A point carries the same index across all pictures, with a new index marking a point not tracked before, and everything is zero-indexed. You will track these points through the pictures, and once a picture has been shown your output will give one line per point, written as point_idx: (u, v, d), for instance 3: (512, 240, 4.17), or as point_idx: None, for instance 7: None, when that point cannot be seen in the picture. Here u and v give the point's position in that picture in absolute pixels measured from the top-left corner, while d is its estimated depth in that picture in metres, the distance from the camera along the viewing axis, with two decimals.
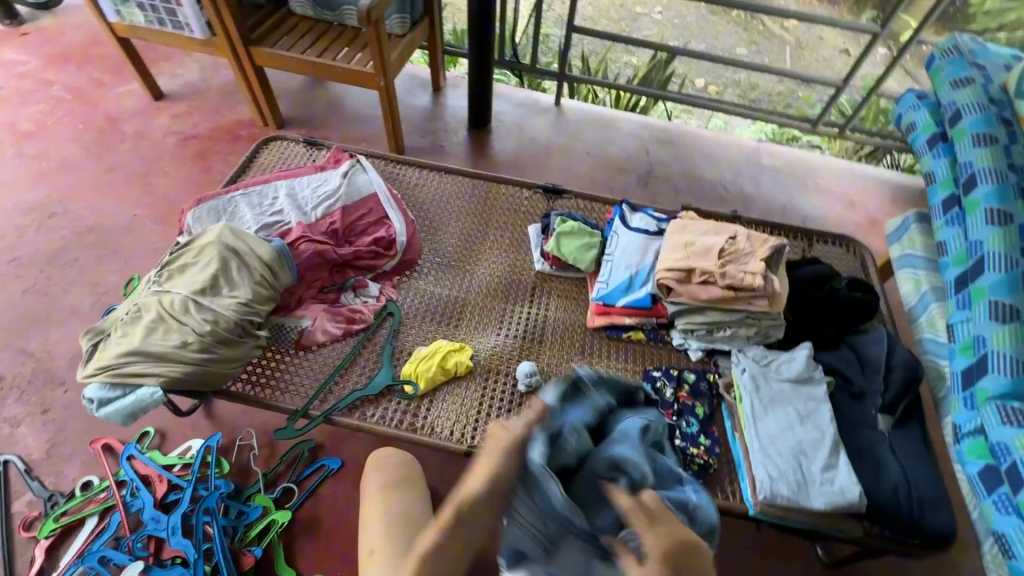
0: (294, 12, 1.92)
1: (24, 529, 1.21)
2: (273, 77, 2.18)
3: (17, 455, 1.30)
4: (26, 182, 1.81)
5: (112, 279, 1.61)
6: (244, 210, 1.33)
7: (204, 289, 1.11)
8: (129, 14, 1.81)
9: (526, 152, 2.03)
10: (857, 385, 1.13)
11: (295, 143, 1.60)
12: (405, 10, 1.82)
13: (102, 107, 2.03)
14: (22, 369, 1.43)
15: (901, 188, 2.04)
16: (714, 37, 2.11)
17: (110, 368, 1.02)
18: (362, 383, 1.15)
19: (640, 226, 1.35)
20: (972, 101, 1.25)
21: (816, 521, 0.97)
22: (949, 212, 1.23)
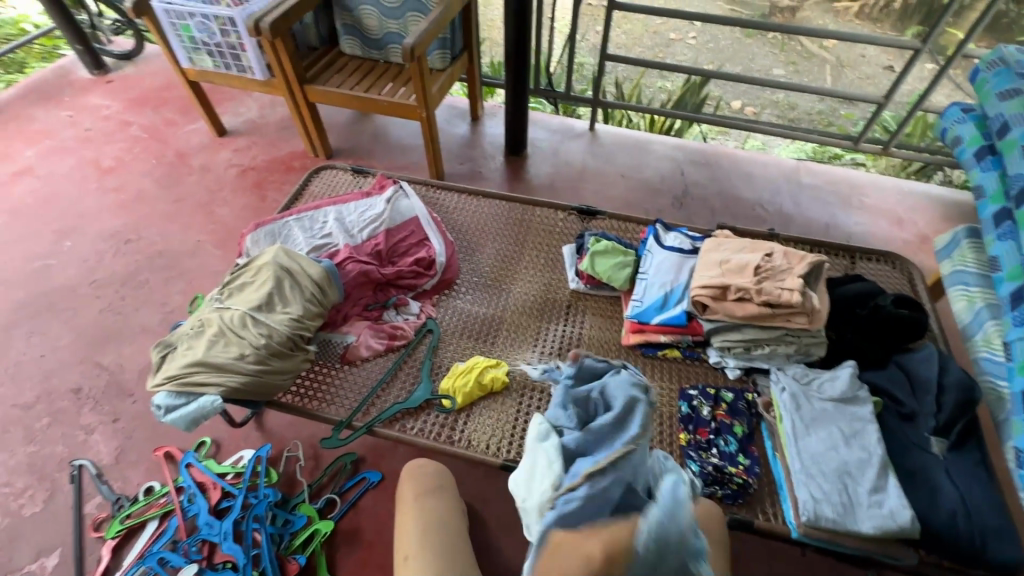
0: (345, 52, 2.07)
1: (94, 529, 1.31)
2: (325, 112, 2.35)
3: (90, 460, 1.41)
4: (107, 212, 2.00)
5: (177, 299, 1.74)
6: (297, 233, 1.43)
7: (261, 305, 1.20)
8: (200, 60, 2.01)
9: (560, 175, 2.08)
10: (907, 406, 1.09)
11: (343, 172, 1.71)
12: (446, 46, 1.94)
13: (174, 143, 2.24)
14: (97, 380, 1.57)
15: (952, 204, 1.96)
16: (748, 59, 2.13)
17: (176, 378, 1.11)
18: (403, 396, 1.20)
19: (674, 245, 1.36)
20: (1022, 112, 1.21)
21: (865, 547, 0.93)
22: (1001, 226, 1.18)
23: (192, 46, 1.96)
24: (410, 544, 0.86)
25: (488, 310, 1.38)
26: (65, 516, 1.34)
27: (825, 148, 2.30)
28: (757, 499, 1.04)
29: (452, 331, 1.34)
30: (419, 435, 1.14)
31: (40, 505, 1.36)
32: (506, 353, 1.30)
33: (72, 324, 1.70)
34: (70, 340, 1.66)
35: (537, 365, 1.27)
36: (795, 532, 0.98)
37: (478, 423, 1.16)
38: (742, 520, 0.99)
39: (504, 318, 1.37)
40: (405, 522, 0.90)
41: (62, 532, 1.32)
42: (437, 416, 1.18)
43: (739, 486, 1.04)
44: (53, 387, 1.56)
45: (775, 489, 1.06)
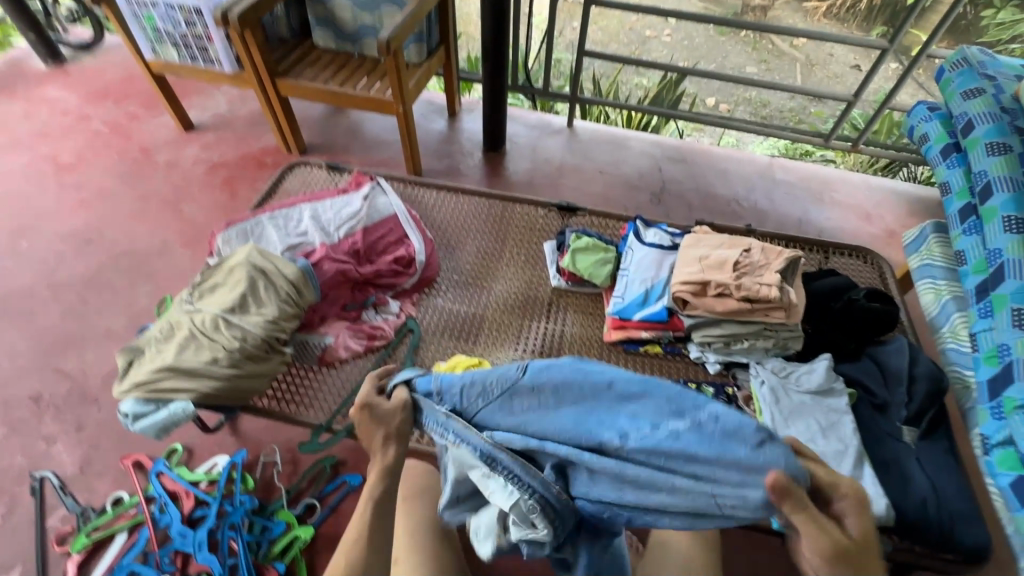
0: (317, 44, 2.01)
1: (58, 543, 1.25)
2: (297, 107, 2.28)
3: (53, 471, 1.34)
4: (66, 211, 1.91)
5: (143, 301, 1.68)
6: (271, 232, 1.39)
7: (233, 307, 1.16)
8: (164, 52, 1.93)
9: (539, 172, 2.07)
10: (879, 396, 1.12)
11: (318, 168, 1.66)
12: (423, 40, 1.90)
13: (138, 138, 2.15)
14: (58, 388, 1.49)
15: (917, 199, 2.02)
16: (723, 57, 2.16)
17: (144, 384, 1.06)
18: None
19: (655, 241, 1.37)
20: (985, 111, 1.25)
21: None
22: (966, 221, 1.22)
23: (156, 37, 1.88)
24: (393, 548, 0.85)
25: (469, 308, 1.37)
26: (27, 531, 1.27)
27: (797, 145, 2.35)
28: None
29: (433, 330, 1.32)
30: None
31: None
32: (488, 351, 1.29)
33: (30, 328, 1.61)
34: (29, 346, 1.58)
35: (520, 364, 1.27)
36: (775, 523, 0.98)
37: None
38: None
39: (485, 316, 1.36)
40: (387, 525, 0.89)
41: (23, 548, 1.25)
42: None
43: None
44: (10, 396, 1.48)
45: None
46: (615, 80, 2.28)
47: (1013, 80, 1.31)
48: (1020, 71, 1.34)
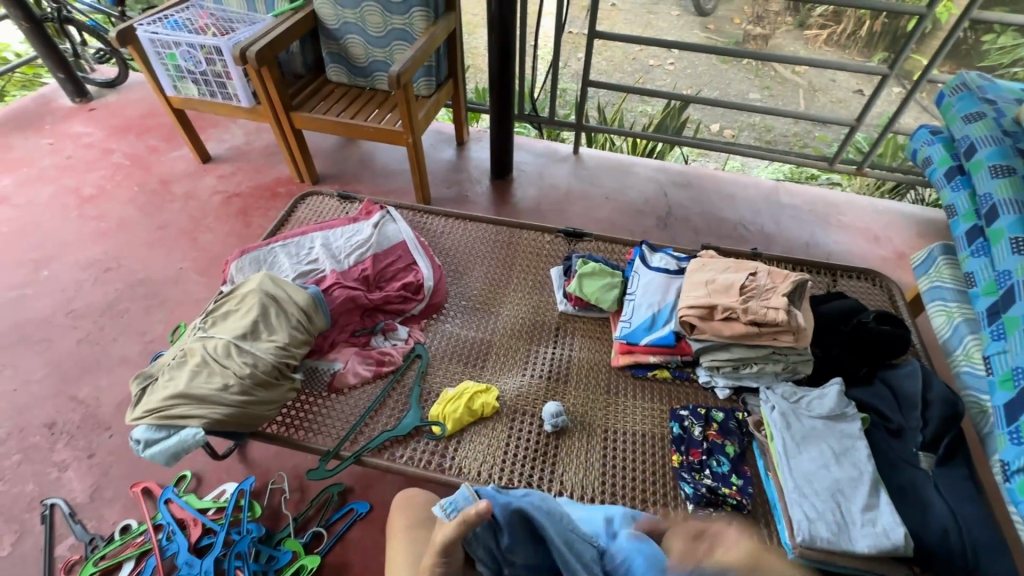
0: (331, 79, 2.09)
1: (66, 572, 1.25)
2: (311, 138, 2.36)
3: (63, 498, 1.35)
4: (86, 240, 1.97)
5: (158, 328, 1.71)
6: (284, 259, 1.42)
7: (245, 334, 1.18)
8: (185, 89, 2.01)
9: (546, 199, 2.10)
10: (894, 422, 1.10)
11: (330, 198, 1.71)
12: (432, 74, 1.97)
13: (157, 170, 2.22)
14: (72, 414, 1.51)
15: (925, 221, 2.02)
16: (725, 84, 2.21)
17: (156, 411, 1.07)
18: (391, 425, 1.18)
19: (660, 266, 1.38)
20: (986, 134, 1.26)
21: (860, 566, 0.92)
22: (974, 243, 1.22)
23: (177, 75, 1.97)
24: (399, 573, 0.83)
25: (477, 333, 1.38)
26: (35, 560, 1.27)
27: (803, 169, 2.36)
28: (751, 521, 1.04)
29: (440, 356, 1.33)
30: (408, 464, 1.11)
31: (8, 548, 1.29)
32: (495, 377, 1.29)
33: (48, 355, 1.65)
34: (45, 373, 1.60)
35: (527, 389, 1.26)
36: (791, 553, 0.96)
37: (468, 451, 1.14)
38: None
39: (493, 341, 1.36)
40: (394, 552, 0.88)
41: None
42: (426, 443, 1.15)
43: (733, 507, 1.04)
44: (26, 422, 1.50)
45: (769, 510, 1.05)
46: (619, 108, 2.34)
47: (1014, 103, 1.32)
48: (1020, 94, 1.36)
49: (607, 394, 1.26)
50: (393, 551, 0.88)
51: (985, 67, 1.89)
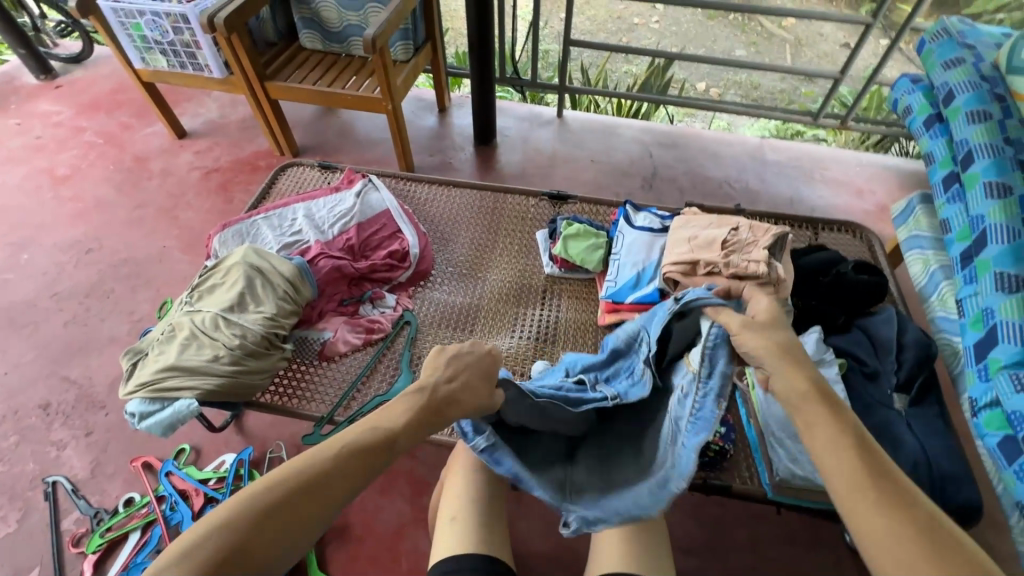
0: (305, 46, 2.03)
1: (73, 545, 1.28)
2: (288, 109, 2.30)
3: (65, 476, 1.37)
4: (65, 222, 1.93)
5: (145, 307, 1.70)
6: (266, 231, 1.41)
7: (232, 305, 1.19)
8: (153, 60, 1.94)
9: (531, 163, 2.08)
10: (870, 365, 1.13)
11: (311, 168, 1.68)
12: (409, 37, 1.91)
13: (132, 148, 2.17)
14: (65, 395, 1.52)
15: (909, 173, 2.03)
16: (710, 42, 2.19)
17: (148, 384, 1.09)
18: (384, 389, 1.20)
19: (644, 225, 1.39)
20: (965, 80, 1.27)
21: (833, 501, 0.98)
22: (950, 190, 1.24)
23: (145, 46, 1.90)
24: (458, 507, 0.89)
25: (464, 298, 1.39)
26: (41, 534, 1.30)
27: (788, 125, 2.32)
28: (733, 465, 1.07)
29: (429, 322, 1.34)
30: None
31: (14, 524, 1.32)
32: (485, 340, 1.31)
33: (36, 338, 1.64)
34: (34, 355, 1.60)
35: (516, 350, 1.29)
36: (769, 492, 1.02)
37: None
38: (721, 486, 1.03)
39: (480, 306, 1.38)
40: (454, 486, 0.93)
41: (39, 551, 1.28)
42: None
43: (715, 454, 1.07)
44: (20, 404, 1.51)
45: (750, 453, 1.09)
46: (603, 68, 2.29)
47: (992, 48, 1.33)
48: (998, 39, 1.36)
49: (594, 352, 1.28)
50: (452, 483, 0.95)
51: (970, 15, 1.87)
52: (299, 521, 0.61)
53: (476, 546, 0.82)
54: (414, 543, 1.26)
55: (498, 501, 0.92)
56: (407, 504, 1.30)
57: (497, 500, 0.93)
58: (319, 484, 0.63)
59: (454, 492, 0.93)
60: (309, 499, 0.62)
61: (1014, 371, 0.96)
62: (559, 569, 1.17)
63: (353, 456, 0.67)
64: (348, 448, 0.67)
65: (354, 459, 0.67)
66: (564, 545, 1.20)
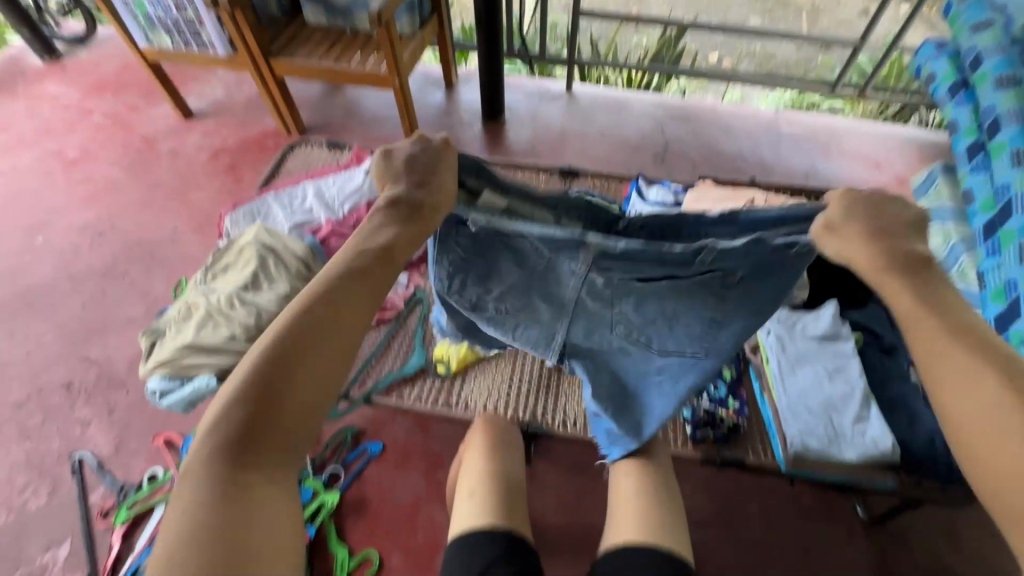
0: (309, 21, 1.99)
1: (102, 517, 1.33)
2: (293, 88, 2.27)
3: (90, 452, 1.41)
4: (77, 204, 1.94)
5: (160, 288, 1.72)
6: (277, 211, 1.40)
7: (247, 284, 1.19)
8: (158, 39, 1.92)
9: (541, 139, 2.05)
10: (887, 339, 1.13)
11: (319, 147, 1.67)
12: (415, 10, 1.87)
13: (140, 129, 2.16)
14: (87, 374, 1.55)
15: (928, 144, 1.98)
16: (724, 9, 2.13)
17: (168, 363, 1.10)
18: (398, 366, 1.22)
19: (658, 199, 1.36)
20: (993, 44, 1.22)
21: (849, 474, 0.98)
22: (974, 159, 1.20)
23: (148, 24, 1.87)
24: (476, 480, 0.91)
25: None
26: (71, 508, 1.35)
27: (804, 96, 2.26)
28: (747, 439, 1.08)
29: None
30: (418, 402, 1.15)
31: (44, 498, 1.37)
32: None
33: (55, 319, 1.67)
34: (55, 336, 1.63)
35: None
36: (784, 466, 1.01)
37: (475, 386, 1.19)
38: (736, 459, 1.04)
39: None
40: (473, 461, 0.95)
41: (70, 523, 1.33)
42: (433, 382, 1.19)
43: (729, 428, 1.07)
44: (43, 383, 1.54)
45: (764, 427, 1.09)
46: (613, 40, 2.23)
47: None
48: None
49: None
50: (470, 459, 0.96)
51: None
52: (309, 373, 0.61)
53: (494, 519, 0.83)
54: (430, 515, 1.29)
55: (514, 478, 0.94)
56: (423, 478, 1.32)
57: (513, 475, 0.94)
58: (295, 347, 0.61)
59: (472, 468, 0.94)
60: (302, 351, 0.61)
61: None
62: (572, 540, 1.19)
63: (309, 315, 0.63)
64: (311, 299, 0.63)
65: (330, 302, 0.64)
66: (577, 516, 1.22)
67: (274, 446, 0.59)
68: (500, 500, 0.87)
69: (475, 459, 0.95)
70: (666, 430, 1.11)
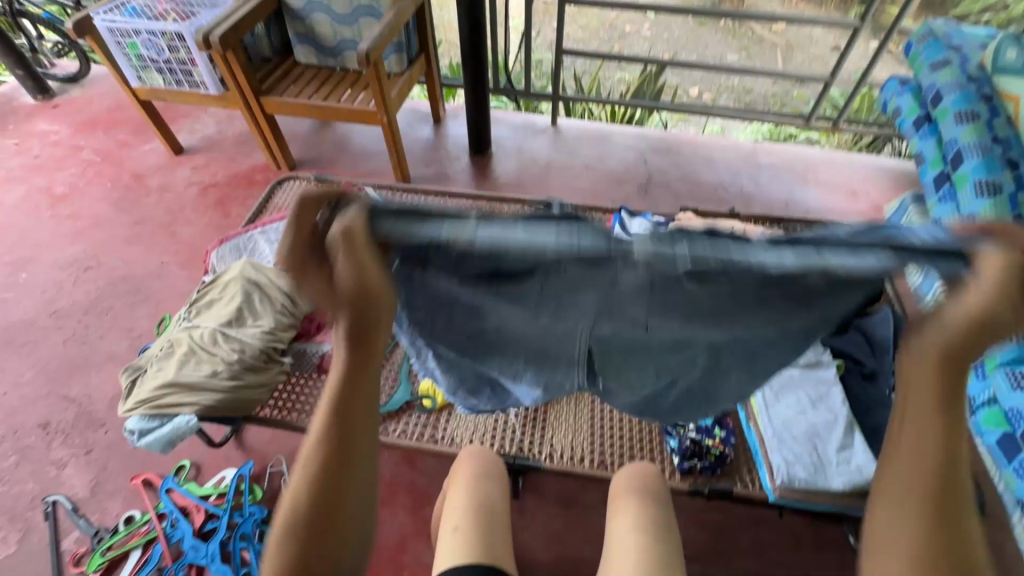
0: (300, 61, 2.05)
1: (74, 564, 1.27)
2: (283, 123, 2.32)
3: (65, 495, 1.37)
4: (62, 240, 1.94)
5: (144, 323, 1.70)
6: (263, 246, 1.41)
7: (231, 320, 1.19)
8: (149, 79, 1.96)
9: (527, 172, 2.10)
10: (868, 366, 1.14)
11: (307, 182, 1.69)
12: (402, 49, 1.93)
13: (129, 165, 2.18)
14: (65, 414, 1.52)
15: (901, 173, 2.05)
16: (701, 47, 2.23)
17: (148, 401, 1.09)
18: (383, 400, 1.21)
19: (641, 231, 1.39)
20: (952, 81, 1.28)
21: (837, 503, 0.98)
22: (941, 189, 1.25)
23: (141, 64, 1.91)
24: (460, 517, 0.89)
25: None
26: (42, 555, 1.30)
27: (781, 128, 2.34)
28: (734, 469, 1.08)
29: None
30: (402, 437, 1.14)
31: (14, 546, 1.31)
32: None
33: (35, 357, 1.64)
34: (34, 374, 1.60)
35: None
36: (771, 496, 1.01)
37: (460, 421, 1.17)
38: (722, 490, 1.03)
39: None
40: (457, 499, 0.92)
41: (40, 571, 1.28)
42: (418, 416, 1.18)
43: (716, 457, 1.06)
44: (19, 424, 1.50)
45: (751, 457, 1.09)
46: (596, 76, 2.31)
47: (978, 49, 1.35)
48: (984, 40, 1.38)
49: None
50: (454, 495, 0.94)
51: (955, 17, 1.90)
52: (352, 487, 0.57)
53: (476, 555, 0.82)
54: (416, 555, 1.25)
55: (502, 511, 0.92)
56: (409, 516, 1.29)
57: (498, 508, 0.92)
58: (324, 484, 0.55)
59: (458, 501, 0.92)
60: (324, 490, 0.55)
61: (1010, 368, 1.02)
62: None
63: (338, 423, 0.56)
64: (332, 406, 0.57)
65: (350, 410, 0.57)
66: (567, 552, 1.19)
67: (328, 566, 0.54)
68: (484, 539, 0.85)
69: (459, 496, 0.93)
70: (654, 461, 1.11)
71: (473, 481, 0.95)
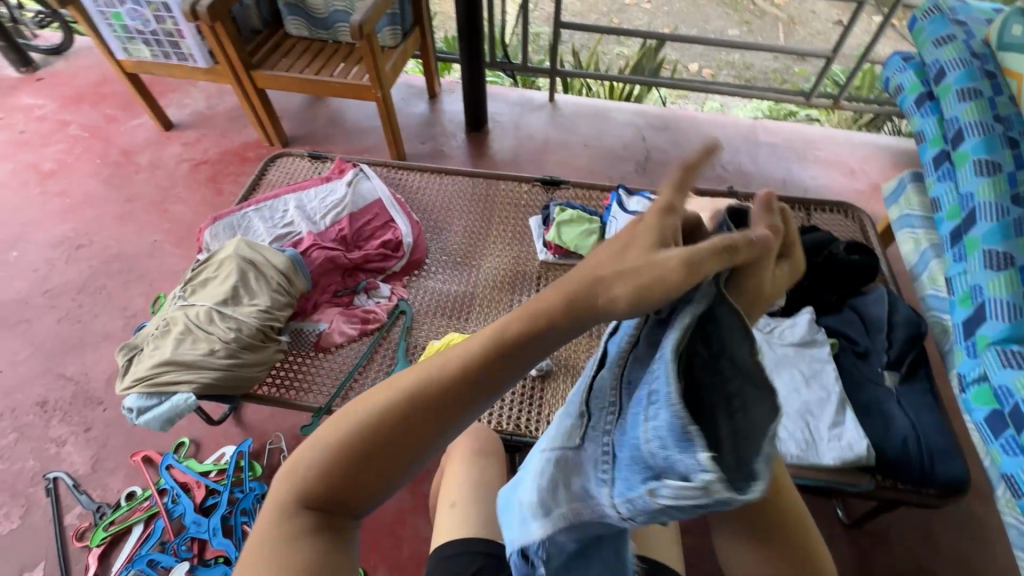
0: (291, 33, 2.00)
1: (77, 539, 1.29)
2: (275, 98, 2.27)
3: (65, 472, 1.38)
4: (53, 218, 1.91)
5: (139, 302, 1.69)
6: (258, 224, 1.39)
7: (227, 299, 1.19)
8: (136, 51, 1.91)
9: (523, 149, 2.07)
10: (861, 344, 1.16)
11: (300, 159, 1.66)
12: (396, 22, 1.88)
13: (118, 141, 2.14)
14: (63, 392, 1.52)
15: (900, 152, 2.04)
16: (702, 20, 2.18)
17: (145, 380, 1.09)
18: (381, 378, 1.21)
19: (637, 209, 1.39)
20: (955, 57, 1.26)
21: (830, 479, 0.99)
22: (940, 167, 1.24)
23: (127, 36, 1.86)
24: (458, 494, 0.90)
25: (460, 287, 1.39)
26: (45, 530, 1.31)
27: (782, 105, 2.31)
28: None
29: (424, 310, 1.34)
30: None
31: (16, 521, 1.33)
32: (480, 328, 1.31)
33: (30, 336, 1.63)
34: (29, 353, 1.60)
35: None
36: None
37: None
38: None
39: (476, 293, 1.38)
40: (455, 476, 0.94)
41: (44, 545, 1.30)
42: None
43: None
44: (17, 402, 1.51)
45: None
46: (595, 51, 2.26)
47: (983, 24, 1.33)
48: (988, 15, 1.36)
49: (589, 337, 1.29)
50: (451, 473, 0.95)
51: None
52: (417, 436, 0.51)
53: (475, 530, 0.83)
54: (415, 528, 1.28)
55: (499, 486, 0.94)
56: (407, 491, 1.31)
57: (495, 484, 0.94)
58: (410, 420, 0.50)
59: (455, 478, 0.94)
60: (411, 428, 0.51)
61: (1002, 347, 0.98)
62: None
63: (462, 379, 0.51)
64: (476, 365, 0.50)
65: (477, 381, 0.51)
66: None
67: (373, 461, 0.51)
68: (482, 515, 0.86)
69: (457, 473, 0.95)
70: None
71: (471, 458, 0.96)
